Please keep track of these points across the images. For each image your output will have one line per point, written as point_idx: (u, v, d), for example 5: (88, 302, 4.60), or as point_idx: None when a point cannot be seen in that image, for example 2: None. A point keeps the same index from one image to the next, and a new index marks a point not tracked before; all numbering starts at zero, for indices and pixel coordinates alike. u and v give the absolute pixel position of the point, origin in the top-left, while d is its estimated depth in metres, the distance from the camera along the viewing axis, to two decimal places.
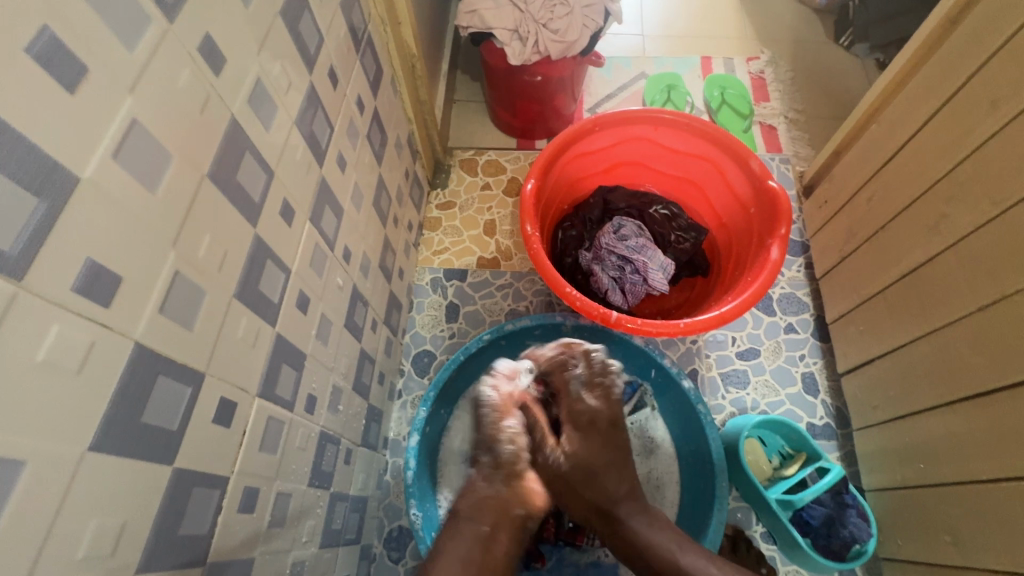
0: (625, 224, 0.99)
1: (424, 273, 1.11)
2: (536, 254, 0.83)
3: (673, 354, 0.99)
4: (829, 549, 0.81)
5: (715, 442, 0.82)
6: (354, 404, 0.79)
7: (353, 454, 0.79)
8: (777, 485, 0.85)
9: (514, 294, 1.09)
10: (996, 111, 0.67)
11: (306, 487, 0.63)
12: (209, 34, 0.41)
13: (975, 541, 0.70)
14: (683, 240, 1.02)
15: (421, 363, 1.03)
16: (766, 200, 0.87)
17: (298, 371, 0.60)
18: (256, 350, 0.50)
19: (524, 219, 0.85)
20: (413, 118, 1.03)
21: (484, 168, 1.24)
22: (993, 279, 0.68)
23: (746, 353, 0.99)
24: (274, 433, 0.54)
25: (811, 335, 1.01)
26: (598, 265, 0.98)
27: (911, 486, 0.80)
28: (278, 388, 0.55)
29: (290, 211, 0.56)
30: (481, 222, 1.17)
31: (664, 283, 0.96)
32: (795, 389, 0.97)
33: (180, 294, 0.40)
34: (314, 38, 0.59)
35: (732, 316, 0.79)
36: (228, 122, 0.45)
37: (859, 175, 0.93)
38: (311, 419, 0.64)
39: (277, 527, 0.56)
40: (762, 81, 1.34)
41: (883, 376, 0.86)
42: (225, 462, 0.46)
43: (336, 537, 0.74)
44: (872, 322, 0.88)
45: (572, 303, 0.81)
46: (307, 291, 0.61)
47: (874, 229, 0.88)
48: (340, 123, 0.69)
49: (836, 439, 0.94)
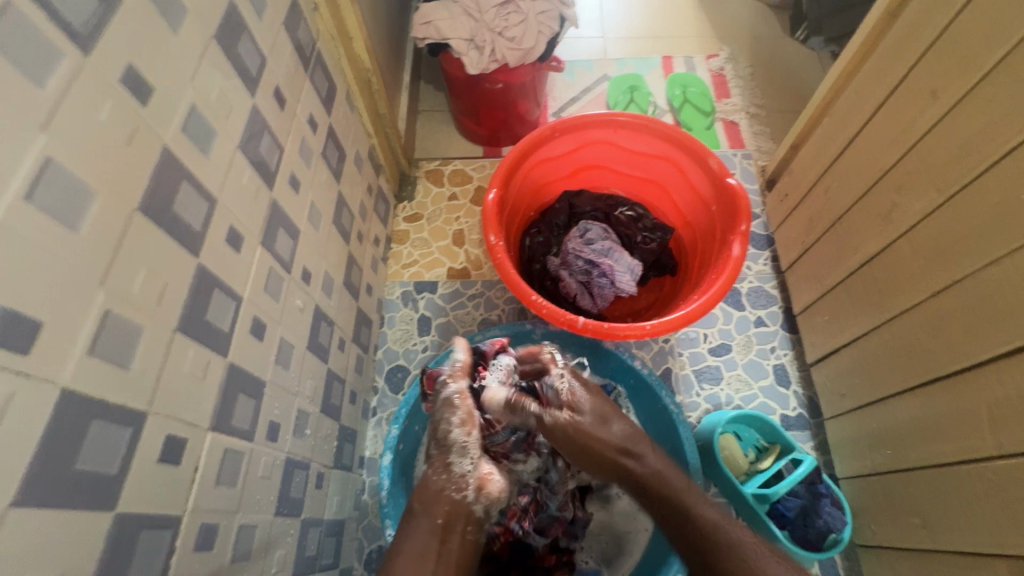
0: (590, 228, 0.99)
1: (394, 287, 1.10)
2: (501, 263, 0.82)
3: (646, 355, 1.00)
4: (805, 539, 0.81)
5: (689, 442, 0.82)
6: (324, 426, 0.78)
7: (325, 477, 0.78)
8: (753, 478, 0.86)
9: (486, 303, 1.09)
10: (937, 100, 0.69)
11: (273, 516, 0.62)
12: (133, 64, 0.40)
13: (941, 521, 0.70)
14: (650, 240, 1.02)
15: (395, 379, 1.02)
16: (725, 196, 0.88)
17: (256, 399, 0.58)
18: (205, 383, 0.49)
19: (488, 228, 0.85)
20: (372, 131, 1.02)
21: (451, 178, 1.23)
22: (944, 265, 0.69)
23: (717, 349, 1.00)
24: (231, 466, 0.53)
25: (780, 327, 1.02)
26: (566, 270, 0.98)
27: (882, 472, 0.81)
28: (233, 419, 0.54)
29: (237, 237, 0.55)
30: (449, 232, 1.17)
31: (632, 285, 0.95)
32: (768, 381, 0.98)
33: (113, 334, 0.39)
34: (255, 58, 0.58)
35: (699, 314, 0.80)
36: (159, 151, 0.44)
37: (817, 167, 0.94)
38: (275, 446, 0.62)
39: (241, 562, 0.55)
40: (722, 78, 1.36)
41: (850, 365, 0.87)
42: (176, 502, 0.45)
43: (311, 564, 0.72)
44: (836, 312, 0.89)
45: (539, 311, 0.81)
46: (261, 316, 0.60)
47: (832, 220, 0.90)
48: (291, 142, 0.68)
49: (809, 428, 0.95)
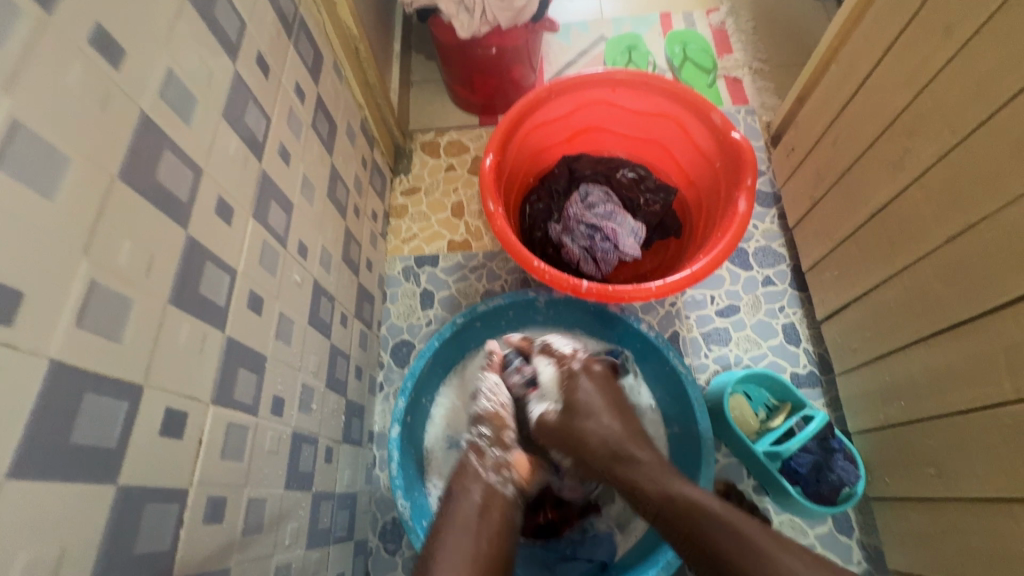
0: (592, 191, 0.97)
1: (395, 262, 1.09)
2: (500, 230, 0.81)
3: (653, 319, 0.99)
4: (819, 495, 0.80)
5: (699, 403, 0.81)
6: (330, 401, 0.78)
7: (334, 452, 0.78)
8: (765, 437, 0.85)
9: (488, 274, 1.07)
10: (951, 36, 0.65)
11: (283, 489, 0.62)
12: (100, 22, 0.38)
13: (957, 469, 0.69)
14: (653, 202, 1.00)
15: (400, 354, 1.02)
16: (728, 151, 0.86)
17: (258, 373, 0.58)
18: (203, 356, 0.48)
19: (486, 196, 0.83)
20: (364, 103, 0.99)
21: (447, 149, 1.21)
22: (959, 208, 0.67)
23: (725, 310, 0.99)
24: (236, 439, 0.53)
25: (789, 285, 1.00)
26: (568, 237, 0.95)
27: (895, 425, 0.80)
28: (235, 393, 0.53)
29: (227, 209, 0.54)
30: (448, 205, 1.15)
31: (636, 248, 0.94)
32: (777, 340, 0.97)
33: (101, 305, 0.38)
34: (234, 23, 0.56)
35: (704, 274, 0.78)
36: (137, 118, 0.42)
37: (824, 117, 0.91)
38: (280, 420, 0.62)
39: (253, 535, 0.55)
40: (723, 33, 1.31)
41: (860, 319, 0.85)
42: (181, 474, 0.45)
43: (325, 536, 0.73)
44: (844, 266, 0.87)
45: (541, 277, 0.80)
46: (258, 290, 0.59)
47: (841, 169, 0.87)
48: (278, 112, 0.66)
49: (820, 385, 0.94)
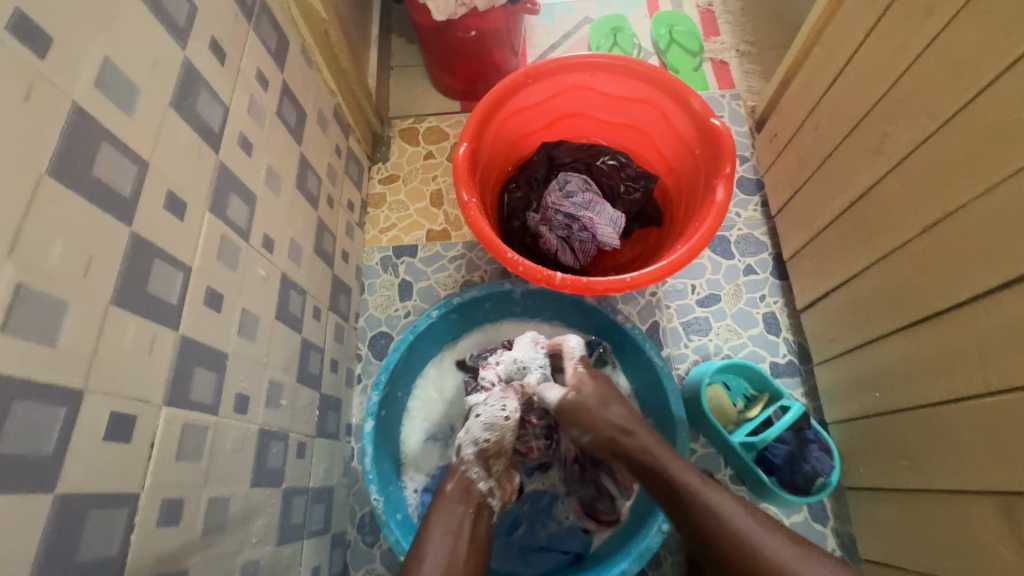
0: (570, 179, 0.94)
1: (373, 253, 1.07)
2: (473, 221, 0.79)
3: (633, 309, 0.98)
4: (794, 485, 0.80)
5: (675, 395, 0.80)
6: (302, 396, 0.77)
7: (307, 447, 0.77)
8: (742, 428, 0.84)
9: (467, 265, 1.06)
10: (932, 18, 0.63)
11: (249, 487, 0.61)
12: (20, 9, 0.36)
13: (929, 460, 0.69)
14: (633, 190, 0.98)
15: (378, 346, 1.01)
16: (708, 138, 0.84)
17: (219, 371, 0.57)
18: (153, 356, 0.47)
19: (459, 186, 0.81)
20: (336, 89, 0.96)
21: (426, 136, 1.18)
22: (936, 197, 0.65)
23: (706, 300, 0.98)
24: (194, 439, 0.52)
25: (770, 274, 0.99)
26: (546, 226, 0.94)
27: (870, 415, 0.79)
28: (192, 393, 0.52)
29: (179, 204, 0.52)
30: (427, 193, 1.12)
31: (614, 237, 0.92)
32: (757, 329, 0.96)
33: (29, 307, 0.36)
34: (182, 7, 0.53)
35: (680, 265, 0.77)
36: (68, 110, 0.40)
37: (807, 102, 0.89)
38: (245, 418, 0.61)
39: (213, 535, 0.54)
40: (710, 14, 1.28)
41: (838, 309, 0.84)
42: (131, 478, 0.44)
43: (298, 531, 0.72)
44: (824, 254, 0.86)
45: (515, 269, 0.79)
46: (218, 287, 0.58)
47: (822, 156, 0.85)
48: (237, 101, 0.64)
49: (799, 375, 0.93)
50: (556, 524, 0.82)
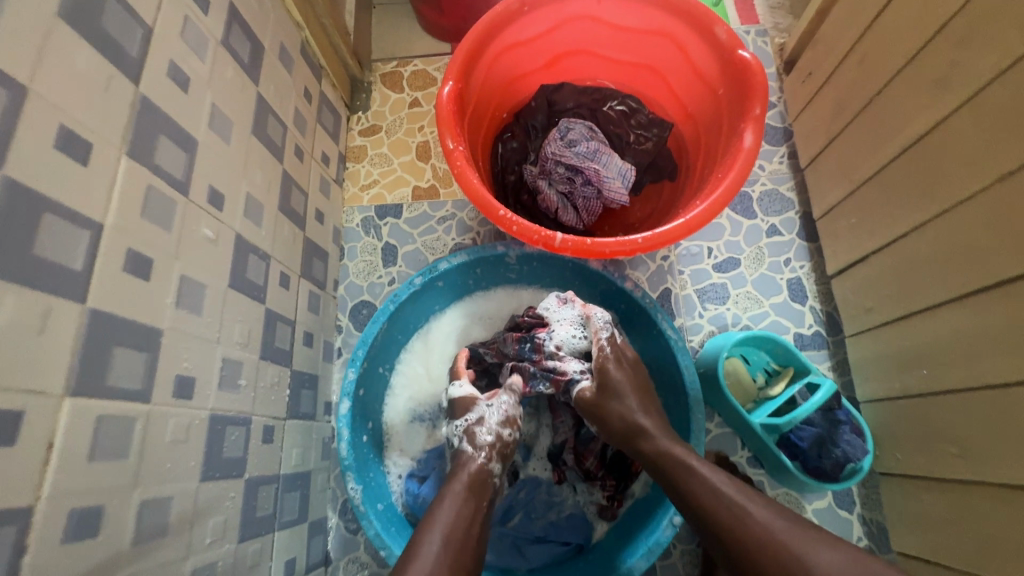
0: (573, 126, 0.82)
1: (353, 213, 0.97)
2: (460, 173, 0.68)
3: (642, 275, 0.88)
4: (820, 471, 0.72)
5: (689, 371, 0.71)
6: (268, 375, 0.68)
7: (276, 431, 0.69)
8: (762, 407, 0.76)
9: (458, 226, 0.95)
10: None
11: (200, 483, 0.53)
12: None
13: (983, 447, 0.60)
14: (645, 139, 0.86)
15: (360, 317, 0.91)
16: (734, 75, 0.72)
17: (150, 351, 0.47)
18: (44, 336, 0.37)
19: (444, 132, 0.69)
20: (303, 21, 0.83)
21: (411, 81, 1.05)
22: (1016, 140, 0.54)
23: (723, 265, 0.88)
24: (116, 434, 0.43)
25: (796, 236, 0.89)
26: (545, 181, 0.82)
27: (912, 395, 0.70)
28: (110, 378, 0.43)
29: (78, 144, 0.41)
30: (412, 146, 1.01)
31: (624, 193, 0.81)
32: (781, 297, 0.86)
33: None
34: None
35: (699, 224, 0.66)
36: None
37: (851, 33, 0.76)
38: (190, 404, 0.52)
39: (150, 542, 0.46)
40: None
41: (877, 275, 0.74)
42: (19, 488, 0.35)
43: (267, 523, 0.65)
44: (863, 212, 0.75)
45: (508, 229, 0.68)
46: (145, 250, 0.48)
47: (869, 97, 0.73)
48: (163, 21, 0.52)
49: (826, 347, 0.84)
50: (557, 512, 0.74)
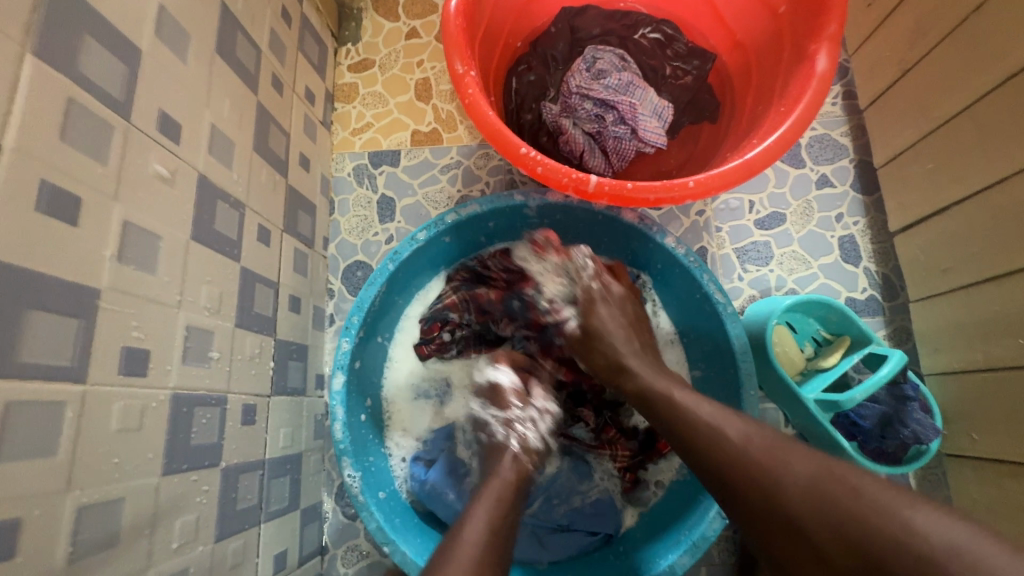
0: (601, 56, 0.70)
1: (344, 161, 0.84)
2: (471, 105, 0.56)
3: (675, 232, 0.77)
4: (881, 452, 0.64)
5: (738, 341, 0.62)
6: (247, 346, 0.57)
7: (259, 410, 0.59)
8: (813, 380, 0.67)
9: (464, 176, 0.83)
10: None
11: (160, 477, 0.43)
12: None
13: None
14: (683, 72, 0.74)
15: (354, 279, 0.81)
16: None
17: (81, 316, 0.37)
18: None
19: (451, 53, 0.57)
20: None
21: (408, 7, 0.90)
22: None
23: (767, 220, 0.77)
24: (32, 420, 0.33)
25: (851, 187, 0.77)
26: (568, 119, 0.70)
27: (998, 368, 0.61)
28: (18, 350, 0.33)
29: None
30: (411, 84, 0.87)
31: (660, 134, 0.69)
32: (831, 258, 0.76)
33: None
34: None
35: (760, 166, 0.55)
36: None
37: None
38: (143, 382, 0.42)
39: (92, 554, 0.37)
40: None
41: (960, 228, 0.64)
42: None
43: (251, 516, 0.56)
44: (945, 155, 0.64)
45: (530, 172, 0.56)
46: (67, 185, 0.36)
47: (964, 14, 0.61)
48: None
49: (883, 314, 0.74)
50: (580, 498, 0.66)
